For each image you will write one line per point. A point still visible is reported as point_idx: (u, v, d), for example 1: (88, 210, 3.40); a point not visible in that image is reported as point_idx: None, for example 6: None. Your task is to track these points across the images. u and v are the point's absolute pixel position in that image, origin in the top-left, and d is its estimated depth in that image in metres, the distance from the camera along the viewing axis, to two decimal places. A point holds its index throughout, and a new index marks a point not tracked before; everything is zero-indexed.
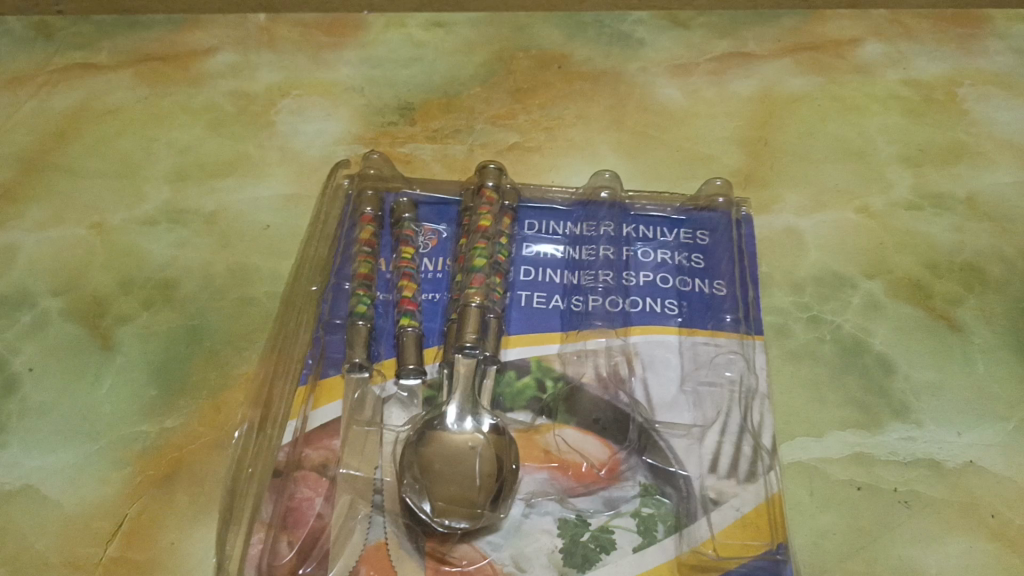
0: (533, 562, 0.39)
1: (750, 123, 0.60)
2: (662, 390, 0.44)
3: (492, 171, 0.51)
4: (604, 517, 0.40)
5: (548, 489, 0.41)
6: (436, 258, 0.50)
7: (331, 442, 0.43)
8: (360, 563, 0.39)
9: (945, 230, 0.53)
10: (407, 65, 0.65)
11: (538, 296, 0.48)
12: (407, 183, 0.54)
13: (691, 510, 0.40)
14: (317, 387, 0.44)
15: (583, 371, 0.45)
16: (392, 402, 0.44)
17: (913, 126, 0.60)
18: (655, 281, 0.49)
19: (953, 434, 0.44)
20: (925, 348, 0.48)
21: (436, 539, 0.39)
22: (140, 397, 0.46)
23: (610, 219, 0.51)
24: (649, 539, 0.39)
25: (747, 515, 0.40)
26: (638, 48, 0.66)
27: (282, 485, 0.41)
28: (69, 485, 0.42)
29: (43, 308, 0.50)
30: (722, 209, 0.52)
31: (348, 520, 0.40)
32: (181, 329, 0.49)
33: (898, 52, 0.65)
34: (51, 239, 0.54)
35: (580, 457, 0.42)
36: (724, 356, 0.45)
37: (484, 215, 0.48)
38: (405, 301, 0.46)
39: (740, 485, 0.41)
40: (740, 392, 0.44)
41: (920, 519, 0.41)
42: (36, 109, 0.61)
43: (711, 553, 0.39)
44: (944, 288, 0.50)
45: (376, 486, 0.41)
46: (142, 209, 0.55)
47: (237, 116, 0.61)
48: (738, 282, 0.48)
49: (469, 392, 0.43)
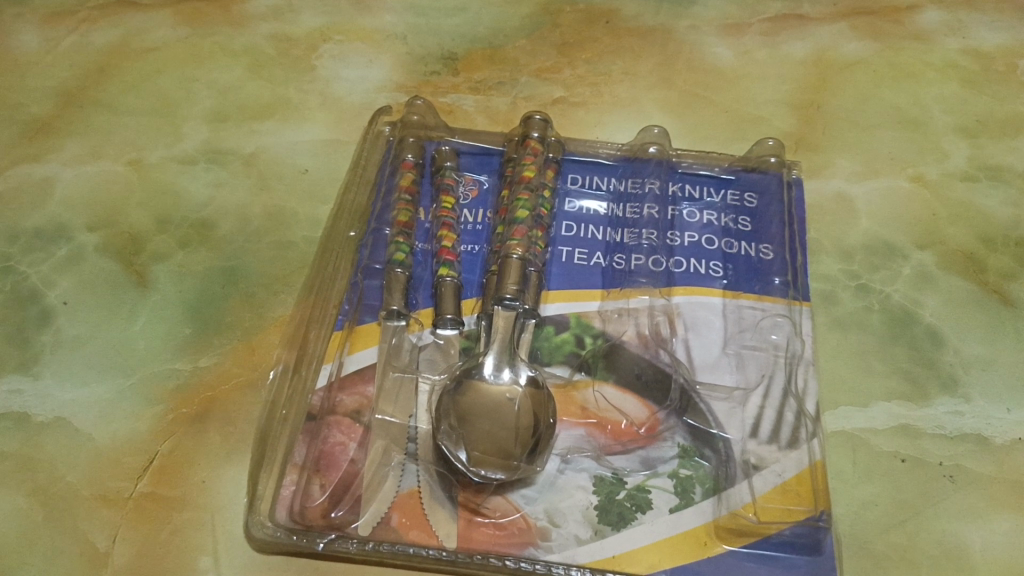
0: (568, 518, 0.38)
1: (803, 86, 0.58)
2: (704, 352, 0.43)
3: (537, 122, 0.50)
4: (642, 476, 0.39)
5: (584, 446, 0.41)
6: (476, 210, 0.49)
7: (365, 388, 0.42)
8: (393, 509, 0.38)
9: (1002, 204, 0.52)
10: (452, 14, 0.63)
11: (580, 252, 0.47)
12: (449, 132, 0.53)
13: (730, 474, 0.40)
14: (353, 332, 0.44)
15: (624, 329, 0.44)
16: (428, 351, 0.43)
17: (972, 96, 0.58)
18: (700, 242, 0.47)
19: (1002, 411, 0.43)
20: (976, 322, 0.46)
21: (470, 490, 0.39)
22: (175, 335, 0.45)
23: (656, 176, 0.50)
24: (687, 501, 0.39)
25: (788, 481, 0.39)
26: (689, 6, 0.64)
27: (316, 429, 0.41)
28: (101, 418, 0.42)
29: (79, 243, 0.50)
30: (774, 171, 0.50)
31: (381, 466, 0.39)
32: (216, 269, 0.48)
33: (959, 19, 0.63)
34: (88, 174, 0.53)
35: (618, 414, 0.42)
36: (770, 320, 0.44)
37: (528, 167, 0.47)
38: (444, 250, 0.45)
39: (781, 451, 0.40)
40: (787, 352, 0.43)
41: (965, 494, 0.40)
42: (76, 44, 0.61)
43: (751, 517, 0.38)
44: (998, 262, 0.49)
45: (410, 434, 0.41)
46: (181, 148, 0.55)
47: (278, 59, 0.60)
48: (786, 247, 0.47)
49: (507, 343, 0.42)
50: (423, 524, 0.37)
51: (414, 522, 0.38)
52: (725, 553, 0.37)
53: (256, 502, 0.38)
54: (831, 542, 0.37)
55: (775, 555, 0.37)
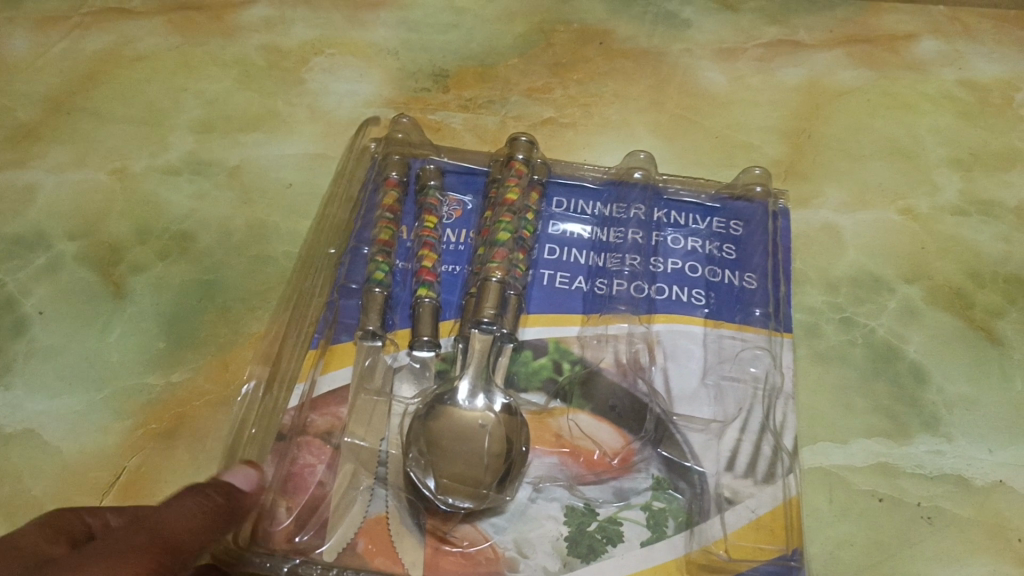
0: (537, 548, 0.37)
1: (795, 114, 0.58)
2: (683, 382, 0.43)
3: (522, 144, 0.50)
4: (614, 508, 0.39)
5: (557, 475, 0.40)
6: (458, 230, 0.48)
7: (338, 409, 0.41)
8: (359, 534, 0.37)
9: (992, 239, 0.51)
10: (445, 32, 0.63)
11: (561, 276, 0.47)
12: (434, 150, 0.53)
13: (704, 507, 0.39)
14: (327, 352, 0.43)
15: (602, 356, 0.43)
16: (403, 373, 0.43)
17: (966, 128, 0.57)
18: (683, 269, 0.47)
19: (984, 451, 0.42)
20: (961, 359, 0.46)
21: (438, 518, 0.38)
22: (149, 348, 0.45)
23: (642, 201, 0.49)
24: (658, 535, 0.38)
25: (762, 516, 0.38)
26: (684, 29, 0.64)
27: (285, 449, 0.40)
28: (70, 432, 0.42)
29: (58, 251, 0.49)
30: (759, 200, 0.50)
31: (349, 489, 0.39)
32: (194, 282, 0.48)
33: (956, 50, 0.62)
34: (71, 182, 0.53)
35: (593, 443, 0.41)
36: (750, 352, 0.43)
37: (512, 189, 0.47)
38: (424, 271, 0.45)
39: (757, 486, 0.39)
40: (766, 382, 0.42)
41: (943, 537, 0.39)
42: (67, 49, 0.60)
43: (722, 553, 0.37)
44: (986, 299, 0.48)
45: (380, 458, 0.40)
46: (166, 158, 0.54)
47: (268, 71, 0.60)
48: (769, 277, 0.46)
49: (482, 368, 0.42)
50: (389, 551, 0.37)
51: (380, 549, 0.37)
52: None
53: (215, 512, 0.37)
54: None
55: None
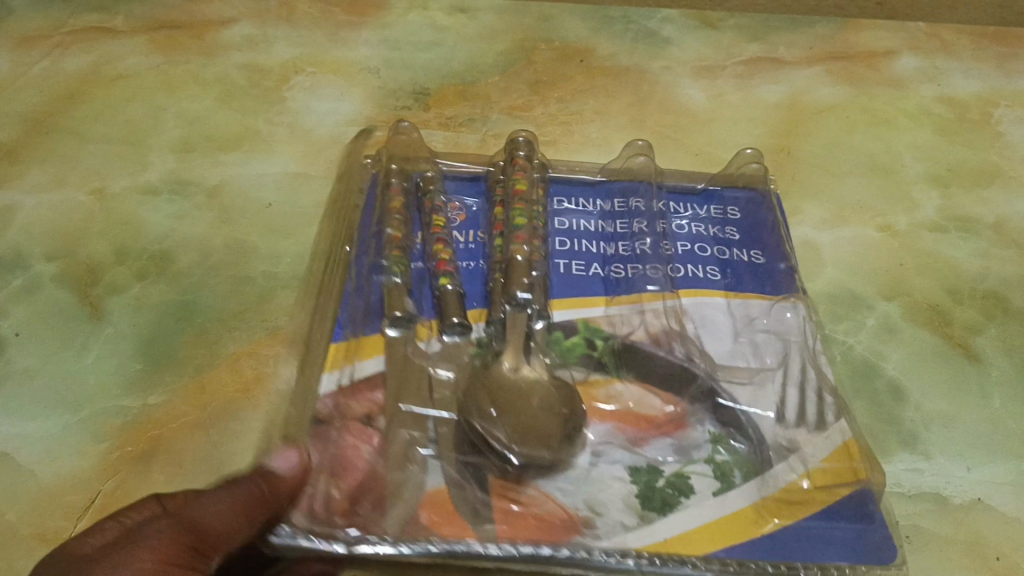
0: (609, 506, 0.36)
1: (775, 130, 0.58)
2: (718, 347, 0.43)
3: (522, 142, 0.51)
4: (677, 464, 0.38)
5: (612, 438, 0.39)
6: (467, 232, 0.48)
7: (373, 395, 0.40)
8: (420, 507, 0.35)
9: (970, 256, 0.51)
10: (426, 49, 0.63)
11: (577, 264, 0.46)
12: (431, 159, 0.52)
13: (768, 459, 0.39)
14: (357, 342, 0.41)
15: (633, 330, 0.43)
16: (438, 358, 0.42)
17: (945, 144, 0.58)
18: (693, 251, 0.48)
19: (962, 469, 0.42)
20: (940, 377, 0.46)
21: (507, 482, 0.37)
22: (126, 369, 0.45)
23: (643, 195, 0.50)
24: (728, 484, 0.37)
25: (825, 460, 0.39)
26: (664, 47, 0.64)
27: (325, 435, 0.38)
28: (45, 455, 0.41)
29: (36, 272, 0.49)
30: (758, 186, 0.52)
31: (401, 466, 0.37)
32: (173, 303, 0.48)
33: (934, 66, 0.63)
34: (50, 202, 0.52)
35: (648, 405, 0.41)
36: (776, 310, 0.45)
37: (519, 181, 0.48)
38: (443, 263, 0.44)
39: (807, 436, 0.40)
40: (788, 351, 0.43)
41: (923, 555, 0.39)
42: (47, 69, 0.60)
43: (806, 483, 0.38)
44: (964, 316, 0.48)
45: (429, 436, 0.38)
46: (145, 178, 0.54)
47: (249, 90, 0.60)
48: (776, 252, 0.48)
49: (522, 345, 0.42)
50: (455, 519, 0.35)
51: (445, 519, 0.35)
52: (779, 527, 0.36)
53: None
54: (881, 512, 0.37)
55: (823, 528, 0.36)
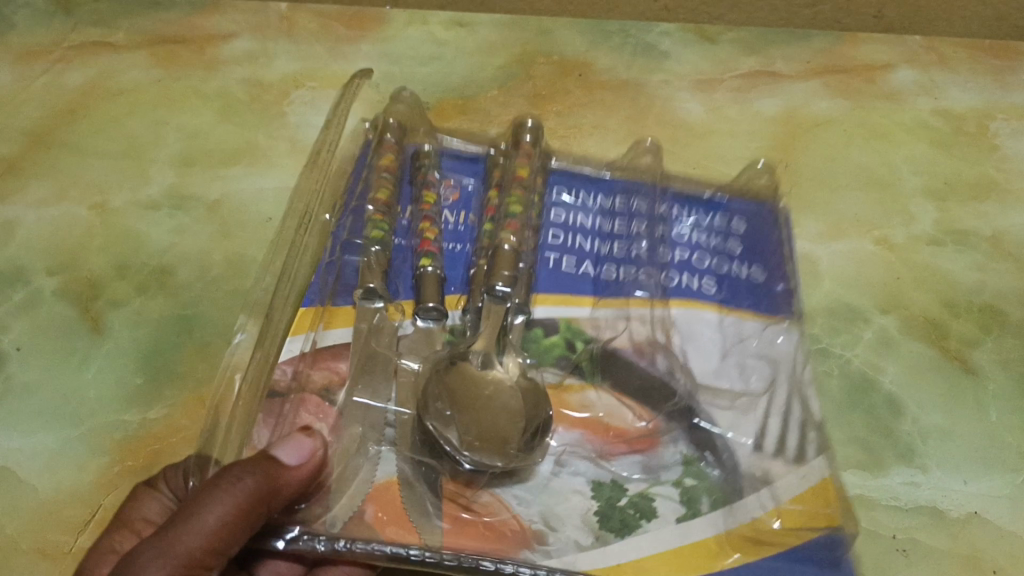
0: (565, 523, 0.36)
1: (772, 144, 0.58)
2: (702, 362, 0.43)
3: (529, 128, 0.52)
4: (644, 484, 0.38)
5: (582, 449, 0.39)
6: (458, 212, 0.49)
7: (336, 364, 0.41)
8: (367, 502, 0.36)
9: (966, 269, 0.51)
10: (425, 64, 0.64)
11: (567, 261, 0.47)
12: (433, 138, 0.53)
13: (741, 487, 0.38)
14: (325, 313, 0.43)
15: (616, 337, 0.44)
16: (410, 337, 0.43)
17: (941, 157, 0.58)
18: (690, 259, 0.48)
19: (959, 482, 0.42)
20: (937, 390, 0.46)
21: (458, 484, 0.37)
22: (126, 384, 0.45)
23: (646, 198, 0.51)
24: (693, 511, 0.37)
25: (805, 493, 0.38)
26: (662, 61, 0.64)
27: (281, 410, 0.39)
28: (46, 469, 0.41)
29: (37, 287, 0.49)
30: (770, 201, 0.51)
31: (352, 457, 0.38)
32: (173, 317, 0.48)
33: (931, 80, 0.63)
34: (50, 217, 0.53)
35: (620, 414, 0.41)
36: (768, 333, 0.45)
37: (521, 169, 0.49)
38: (428, 243, 0.45)
39: (790, 465, 0.39)
40: (777, 376, 0.43)
41: (919, 569, 0.39)
42: (49, 83, 0.61)
43: (775, 522, 0.37)
44: (960, 329, 0.49)
45: (388, 420, 0.40)
46: (146, 193, 0.54)
47: (249, 104, 0.60)
48: (779, 271, 0.47)
49: (496, 334, 0.42)
50: (401, 520, 0.36)
51: (390, 518, 0.36)
52: (737, 565, 0.35)
53: (209, 465, 0.37)
54: (849, 560, 0.36)
55: (790, 565, 0.35)
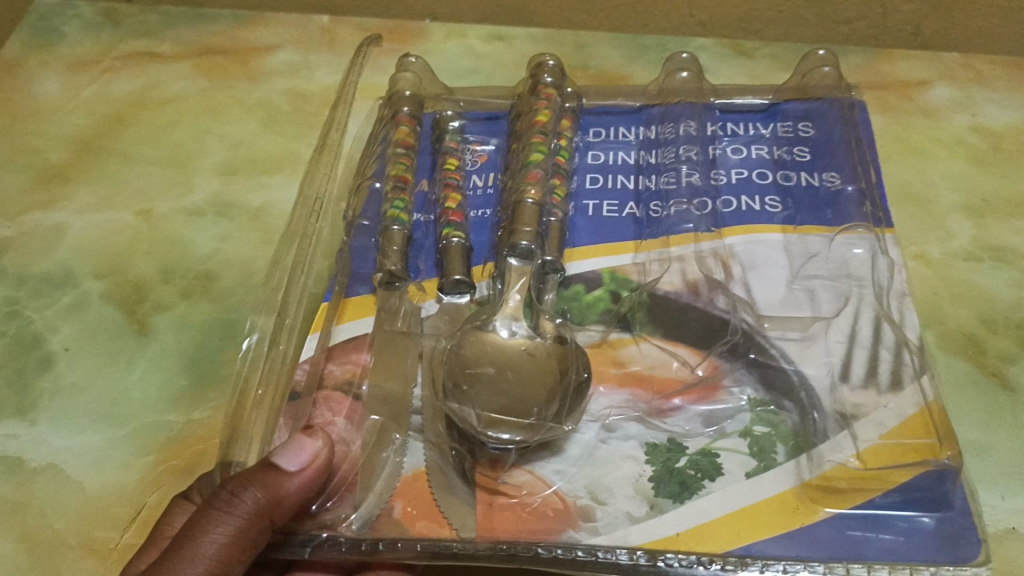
0: (615, 495, 0.36)
1: None
2: (768, 292, 0.44)
3: (549, 67, 0.53)
4: (705, 440, 0.38)
5: (631, 408, 0.40)
6: (484, 175, 0.51)
7: (357, 357, 0.42)
8: (395, 499, 0.37)
9: (1004, 285, 0.51)
10: (464, 76, 0.65)
11: (610, 206, 0.48)
12: (455, 105, 0.56)
13: (821, 428, 0.38)
14: (342, 305, 0.44)
15: (665, 280, 0.44)
16: (431, 319, 0.43)
17: (979, 175, 0.58)
18: (750, 176, 0.49)
19: (997, 497, 0.42)
20: (973, 405, 0.46)
21: (485, 467, 0.38)
22: (171, 385, 0.46)
23: (691, 120, 0.51)
24: (766, 463, 0.37)
25: (892, 429, 0.38)
26: None
27: (300, 409, 0.40)
28: (93, 468, 0.42)
29: (85, 290, 0.50)
30: (829, 101, 0.53)
31: (377, 448, 0.39)
32: (216, 321, 0.49)
33: (968, 97, 0.63)
34: (98, 222, 0.54)
35: (667, 364, 0.41)
36: (839, 245, 0.45)
37: (541, 113, 0.49)
38: (450, 212, 0.47)
39: (883, 396, 0.39)
40: (848, 297, 0.43)
41: None
42: (97, 93, 0.63)
43: (853, 461, 0.37)
44: (998, 345, 0.48)
45: (414, 407, 0.40)
46: (190, 200, 0.56)
47: (291, 115, 0.61)
48: (854, 172, 0.48)
49: (527, 295, 0.43)
50: (430, 515, 0.36)
51: (419, 513, 0.36)
52: (828, 518, 0.35)
53: (232, 463, 0.38)
54: (959, 493, 0.35)
55: (879, 516, 0.35)
